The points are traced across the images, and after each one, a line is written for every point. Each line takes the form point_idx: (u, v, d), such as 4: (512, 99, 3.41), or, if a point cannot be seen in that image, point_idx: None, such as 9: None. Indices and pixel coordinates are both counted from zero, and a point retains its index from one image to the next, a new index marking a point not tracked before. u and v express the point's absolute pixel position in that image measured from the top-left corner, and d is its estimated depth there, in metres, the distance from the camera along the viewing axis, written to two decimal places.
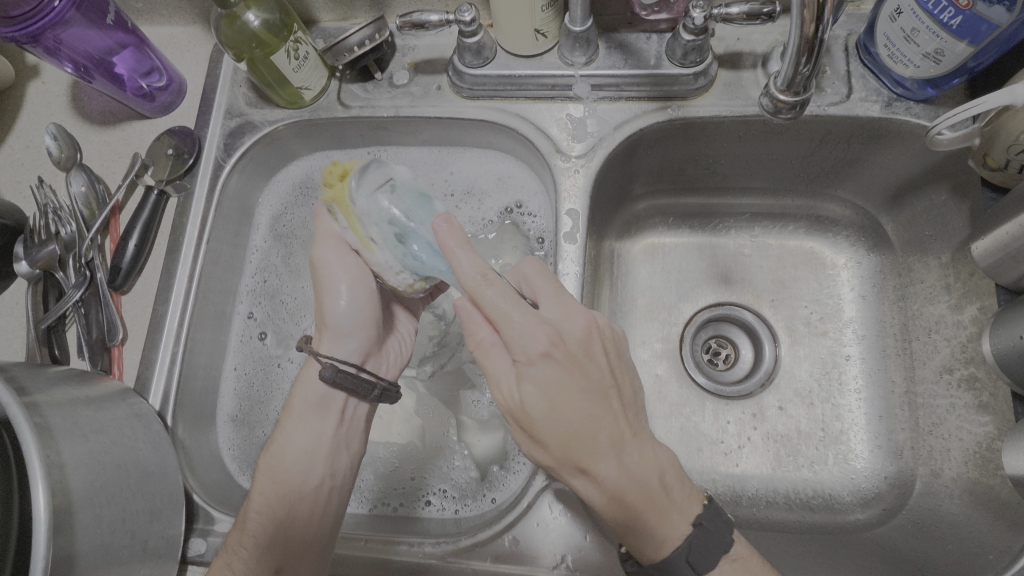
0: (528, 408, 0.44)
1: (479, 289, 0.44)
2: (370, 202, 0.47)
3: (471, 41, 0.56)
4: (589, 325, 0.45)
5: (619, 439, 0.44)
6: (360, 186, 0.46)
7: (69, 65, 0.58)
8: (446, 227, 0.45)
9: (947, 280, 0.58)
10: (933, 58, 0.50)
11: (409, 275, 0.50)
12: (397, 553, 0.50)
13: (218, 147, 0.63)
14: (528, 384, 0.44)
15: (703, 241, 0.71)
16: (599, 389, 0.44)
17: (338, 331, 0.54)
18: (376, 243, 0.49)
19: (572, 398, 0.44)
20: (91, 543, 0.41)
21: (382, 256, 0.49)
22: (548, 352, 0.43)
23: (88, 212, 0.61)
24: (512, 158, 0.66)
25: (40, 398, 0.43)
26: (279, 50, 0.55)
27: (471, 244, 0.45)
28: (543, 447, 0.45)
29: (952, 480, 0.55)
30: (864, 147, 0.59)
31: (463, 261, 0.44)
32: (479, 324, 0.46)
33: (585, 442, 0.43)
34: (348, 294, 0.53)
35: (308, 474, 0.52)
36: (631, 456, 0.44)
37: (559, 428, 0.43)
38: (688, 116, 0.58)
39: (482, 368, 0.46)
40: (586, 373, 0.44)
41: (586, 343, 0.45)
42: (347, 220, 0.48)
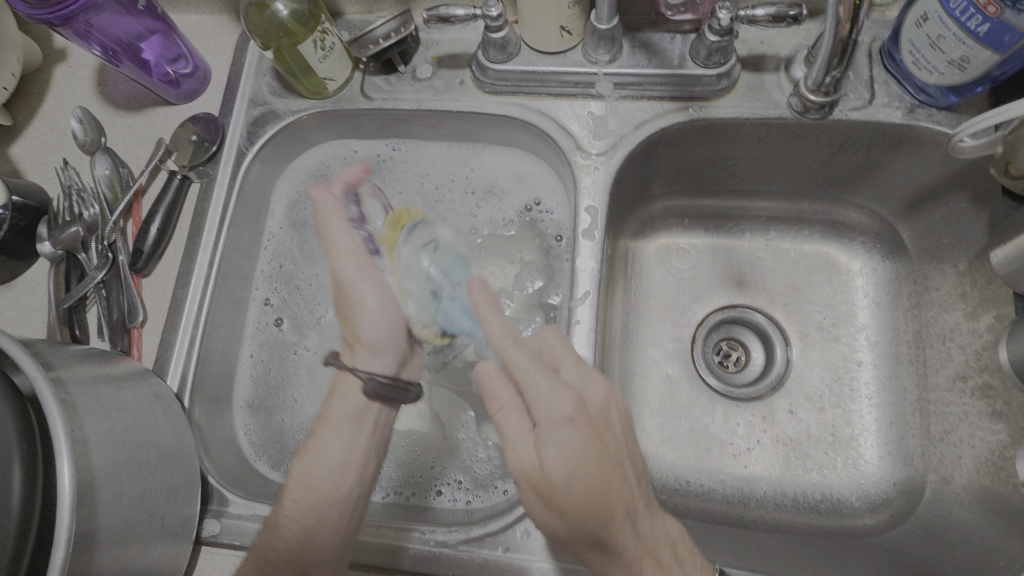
0: (549, 474, 0.43)
1: (507, 351, 0.47)
2: (413, 256, 0.54)
3: (497, 37, 0.57)
4: (608, 393, 0.48)
5: (634, 512, 0.45)
6: (408, 241, 0.54)
7: (98, 49, 0.59)
8: (479, 289, 0.49)
9: (963, 287, 0.58)
10: (958, 65, 0.50)
11: (433, 330, 0.56)
12: (410, 541, 0.51)
13: (241, 135, 0.63)
14: (550, 449, 0.44)
15: (717, 243, 0.71)
16: (618, 457, 0.46)
17: (371, 347, 0.55)
18: (411, 296, 0.54)
19: (594, 468, 0.44)
20: (112, 518, 0.42)
21: (413, 307, 0.55)
22: (572, 419, 0.45)
23: (111, 195, 0.62)
24: (531, 155, 0.66)
25: (64, 374, 0.44)
26: (305, 40, 0.56)
27: (501, 308, 0.48)
28: (561, 518, 0.44)
29: (963, 487, 0.55)
30: (884, 153, 0.60)
31: (494, 323, 0.47)
32: (501, 387, 0.47)
33: (606, 515, 0.44)
34: (372, 306, 0.54)
35: (340, 478, 0.52)
36: (646, 529, 0.45)
37: (580, 494, 0.43)
38: (710, 116, 0.58)
39: (500, 433, 0.47)
40: (605, 438, 0.46)
41: (603, 411, 0.47)
42: (388, 268, 0.55)
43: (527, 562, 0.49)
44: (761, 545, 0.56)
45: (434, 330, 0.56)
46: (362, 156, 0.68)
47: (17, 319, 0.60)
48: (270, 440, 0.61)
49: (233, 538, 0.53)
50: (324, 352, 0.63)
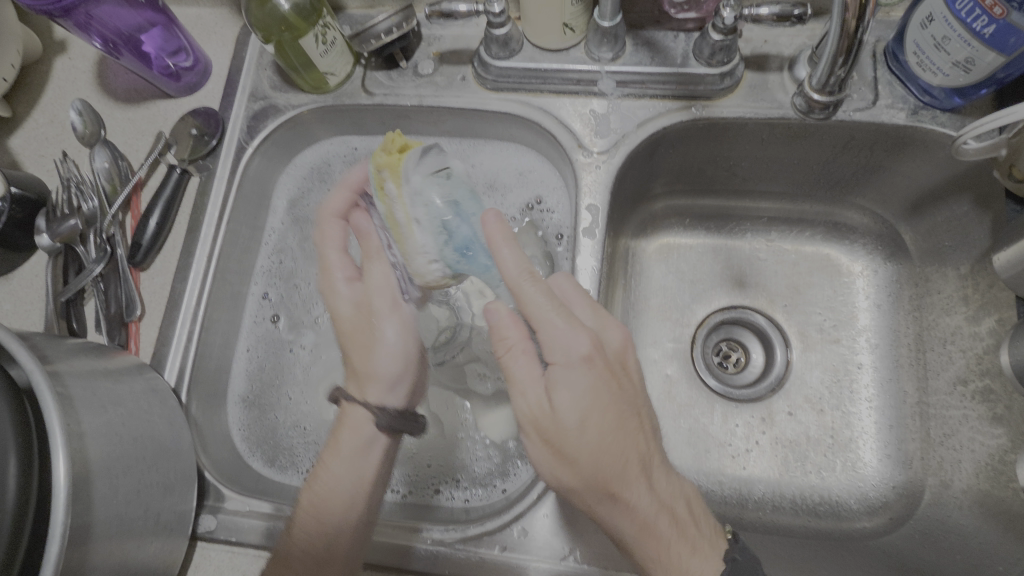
0: (560, 416, 0.43)
1: (521, 286, 0.45)
2: (423, 182, 0.45)
3: (499, 33, 0.56)
4: (624, 338, 0.48)
5: (648, 462, 0.45)
6: (418, 166, 0.44)
7: (98, 41, 0.60)
8: (495, 221, 0.46)
9: (965, 291, 0.58)
10: (963, 67, 0.50)
11: (438, 270, 0.48)
12: (418, 540, 0.50)
13: (241, 129, 0.63)
14: (562, 391, 0.43)
15: (718, 243, 0.71)
16: (631, 404, 0.46)
17: (383, 380, 0.52)
18: (418, 224, 0.45)
19: (607, 414, 0.44)
20: (107, 513, 0.42)
21: (420, 239, 0.46)
22: (588, 358, 0.44)
23: (110, 187, 0.62)
24: (533, 153, 0.66)
25: (61, 367, 0.44)
26: (307, 34, 0.55)
27: (517, 241, 0.45)
28: (571, 464, 0.44)
29: (962, 491, 0.55)
30: (887, 155, 0.59)
31: (507, 256, 0.45)
32: (511, 328, 0.46)
33: (618, 464, 0.44)
34: (395, 333, 0.52)
35: (350, 517, 0.50)
36: (657, 480, 0.45)
37: (593, 439, 0.43)
38: (713, 116, 0.58)
39: (507, 374, 0.46)
40: (620, 382, 0.46)
41: (619, 355, 0.47)
42: (391, 194, 0.45)
43: (524, 562, 0.49)
44: (760, 546, 0.56)
45: (443, 272, 0.48)
46: (364, 153, 0.68)
47: (15, 311, 0.60)
48: (267, 435, 0.61)
49: (229, 534, 0.53)
50: (322, 349, 0.63)
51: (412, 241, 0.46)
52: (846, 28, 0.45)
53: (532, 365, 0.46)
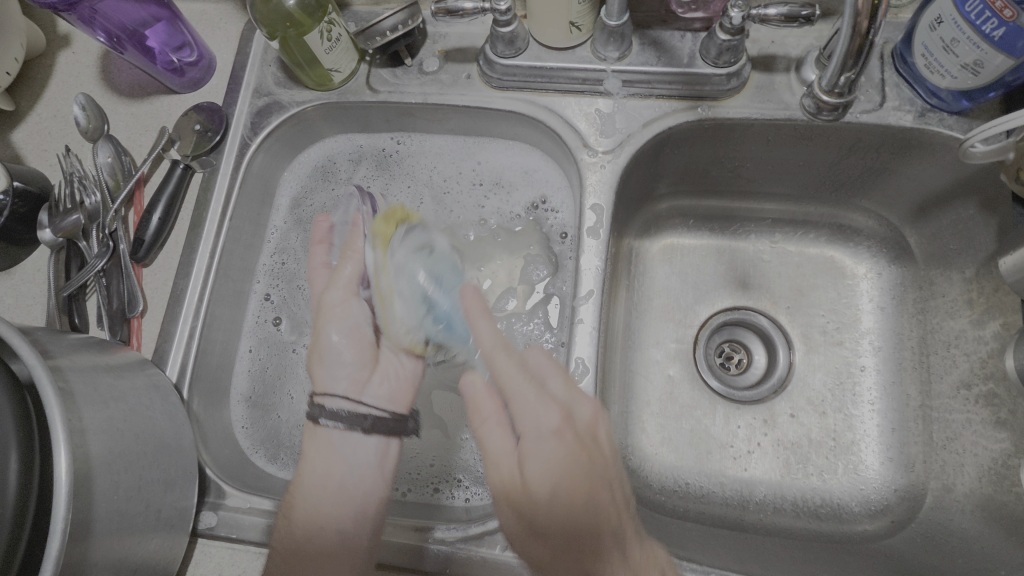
0: (531, 491, 0.44)
1: (494, 357, 0.48)
2: (408, 257, 0.53)
3: (505, 31, 0.56)
4: (595, 410, 0.49)
5: (621, 535, 0.45)
6: (403, 242, 0.53)
7: (102, 35, 0.59)
8: (472, 294, 0.51)
9: (970, 294, 0.57)
10: (972, 69, 0.49)
11: (418, 337, 0.54)
12: (430, 539, 0.50)
13: (245, 125, 0.63)
14: (533, 462, 0.45)
15: (722, 244, 0.71)
16: (603, 475, 0.46)
17: (328, 366, 0.55)
18: (399, 295, 0.52)
19: (579, 487, 0.44)
20: (107, 509, 0.41)
21: (400, 309, 0.53)
22: (557, 431, 0.46)
23: (113, 182, 0.61)
24: (538, 151, 0.65)
25: (63, 363, 0.43)
26: (312, 30, 0.55)
27: (491, 315, 0.50)
28: (541, 537, 0.44)
29: (964, 495, 0.55)
30: (893, 157, 0.59)
31: (483, 327, 0.49)
32: (486, 400, 0.48)
33: (591, 537, 0.44)
34: (343, 330, 0.55)
35: (319, 527, 0.48)
36: (634, 554, 0.45)
37: (563, 512, 0.44)
38: (718, 116, 0.58)
39: (480, 447, 0.48)
40: (592, 452, 0.46)
41: (591, 426, 0.48)
42: (379, 263, 0.53)
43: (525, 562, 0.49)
44: (760, 548, 0.56)
45: (419, 337, 0.54)
46: (369, 151, 0.68)
47: (16, 305, 0.60)
48: (269, 432, 0.61)
49: (230, 531, 0.53)
50: None
51: (393, 310, 0.53)
52: (857, 29, 0.45)
53: (504, 436, 0.47)
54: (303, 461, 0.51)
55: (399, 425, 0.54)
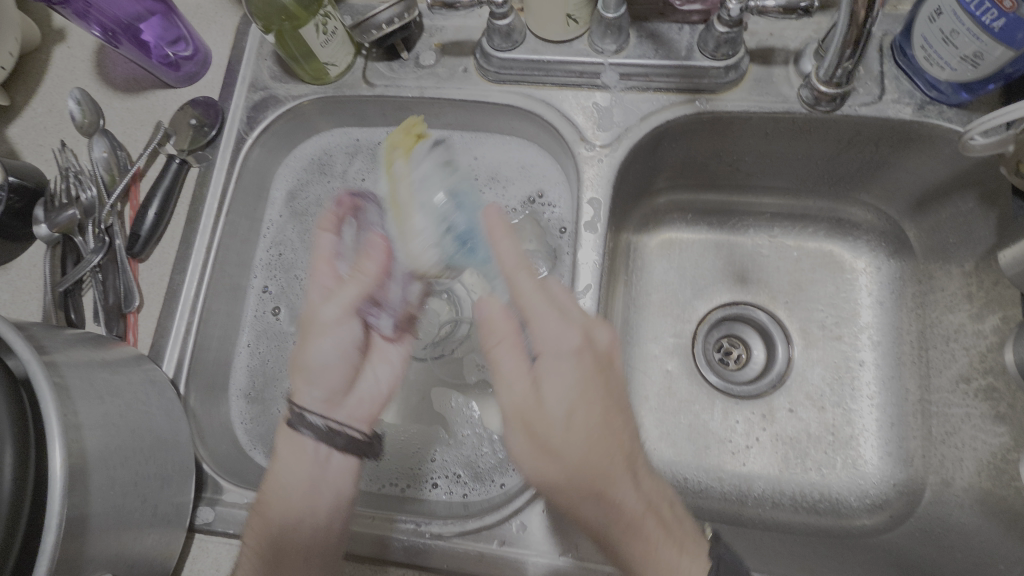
0: (547, 409, 0.43)
1: (517, 276, 0.46)
2: (432, 169, 0.48)
3: (502, 24, 0.56)
4: (613, 337, 0.48)
5: (633, 459, 0.45)
6: (428, 155, 0.48)
7: (97, 30, 0.59)
8: (496, 212, 0.47)
9: (969, 288, 0.57)
10: (971, 61, 0.49)
11: (435, 257, 0.48)
12: (398, 530, 0.51)
13: (240, 119, 0.63)
14: (551, 381, 0.44)
15: (721, 239, 0.70)
16: (617, 404, 0.45)
17: (308, 377, 0.51)
18: (419, 208, 0.47)
19: (593, 410, 0.44)
20: (103, 505, 0.41)
21: (419, 223, 0.47)
22: (577, 350, 0.45)
23: (109, 177, 0.61)
24: (536, 145, 0.65)
25: (58, 358, 0.43)
26: (307, 23, 0.55)
27: (515, 235, 0.47)
28: (554, 459, 0.43)
29: (963, 490, 0.55)
30: (892, 150, 0.59)
31: (506, 246, 0.46)
32: (501, 321, 0.46)
33: (606, 459, 0.43)
34: (332, 346, 0.52)
35: (296, 522, 0.48)
36: (643, 479, 0.45)
37: (580, 432, 0.43)
38: (716, 109, 0.57)
39: (493, 369, 0.45)
40: (609, 376, 0.46)
41: (608, 352, 0.47)
42: (399, 175, 0.47)
43: (523, 557, 0.49)
44: (759, 543, 0.56)
45: (435, 258, 0.48)
46: (366, 145, 0.68)
47: (12, 301, 0.60)
48: (267, 428, 0.61)
49: (227, 526, 0.52)
50: None
51: (410, 224, 0.47)
52: (855, 17, 0.45)
53: (519, 359, 0.45)
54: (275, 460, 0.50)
55: (367, 446, 0.53)
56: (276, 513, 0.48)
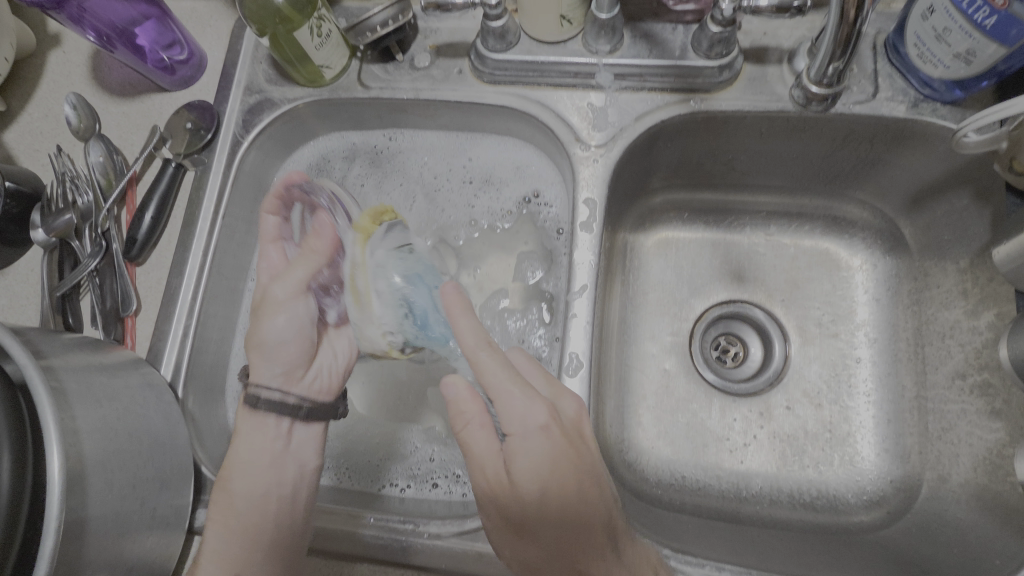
0: (519, 490, 0.44)
1: (478, 358, 0.47)
2: (387, 257, 0.52)
3: (496, 25, 0.56)
4: (579, 407, 0.48)
5: (613, 529, 0.45)
6: (383, 240, 0.52)
7: (92, 35, 0.59)
8: (453, 292, 0.49)
9: (964, 285, 0.57)
10: (964, 58, 0.49)
11: (397, 341, 0.52)
12: (364, 526, 0.51)
13: (236, 123, 0.63)
14: (522, 458, 0.45)
15: (717, 238, 0.71)
16: (592, 468, 0.46)
17: (264, 354, 0.55)
18: (377, 296, 0.51)
19: (568, 490, 0.45)
20: (102, 508, 0.42)
21: (377, 309, 0.51)
22: (544, 428, 0.45)
23: (105, 181, 0.61)
24: (531, 146, 0.65)
25: (55, 362, 0.43)
26: (301, 26, 0.55)
27: (474, 312, 0.49)
28: (535, 542, 0.45)
29: (960, 485, 0.55)
30: (886, 148, 0.59)
31: (466, 326, 0.48)
32: (468, 403, 0.47)
33: (583, 532, 0.45)
34: (287, 322, 0.55)
35: (263, 495, 0.51)
36: (627, 551, 0.45)
37: (554, 511, 0.44)
38: (710, 109, 0.57)
39: (466, 452, 0.47)
40: (580, 449, 0.46)
41: (575, 423, 0.48)
42: (357, 259, 0.52)
43: None
44: (757, 540, 0.56)
45: (397, 340, 0.52)
46: (362, 148, 0.68)
47: (10, 306, 0.60)
48: None
49: None
50: None
51: (370, 311, 0.51)
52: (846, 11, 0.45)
53: (489, 437, 0.47)
54: (236, 438, 0.53)
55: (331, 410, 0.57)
56: (243, 488, 0.51)
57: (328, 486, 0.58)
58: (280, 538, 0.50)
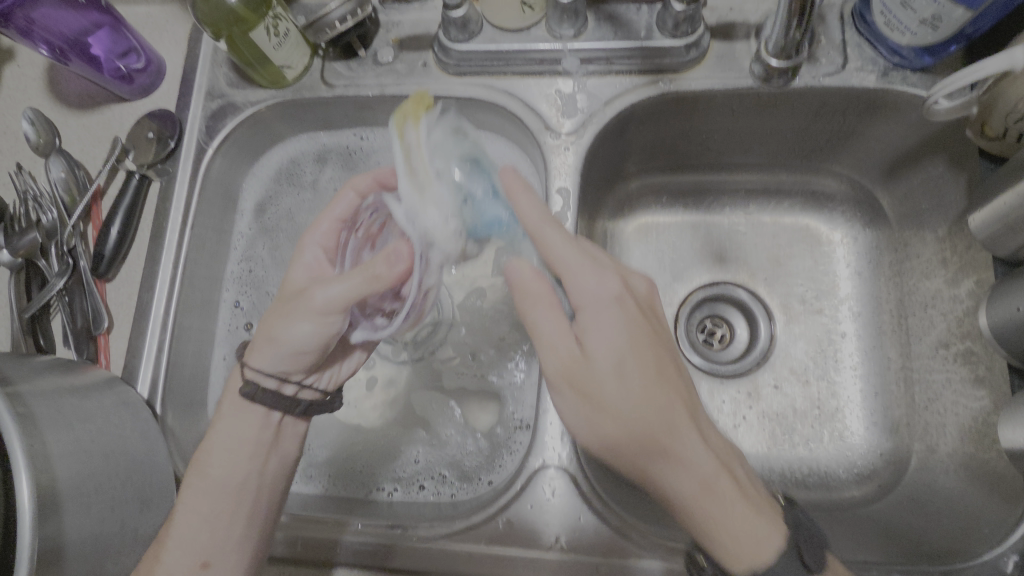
0: (594, 360, 0.42)
1: (542, 231, 0.45)
2: (442, 136, 0.49)
3: (456, 15, 0.55)
4: (649, 284, 0.47)
5: (694, 413, 0.43)
6: (434, 124, 0.49)
7: (44, 47, 0.58)
8: (511, 173, 0.47)
9: (944, 254, 0.57)
10: (930, 24, 0.49)
11: (455, 229, 0.46)
12: (325, 530, 0.51)
13: (199, 129, 0.61)
14: (593, 332, 0.43)
15: (697, 219, 0.70)
16: (667, 347, 0.45)
17: (275, 349, 0.48)
18: (434, 178, 0.46)
19: (642, 353, 0.43)
20: (78, 533, 0.41)
21: (438, 190, 0.46)
22: (619, 298, 0.44)
23: (69, 198, 0.59)
24: (502, 136, 0.64)
25: (23, 387, 0.43)
26: (257, 26, 0.53)
27: (533, 189, 0.47)
28: (608, 414, 0.42)
29: (948, 455, 0.55)
30: (859, 119, 0.58)
31: (523, 202, 0.46)
32: (535, 282, 0.45)
33: (662, 417, 0.42)
34: (308, 330, 0.47)
35: (241, 480, 0.49)
36: (708, 433, 0.44)
37: (634, 409, 0.42)
38: (680, 89, 0.56)
39: (532, 333, 0.44)
40: (651, 317, 0.45)
41: (647, 299, 0.47)
42: (409, 143, 0.45)
43: (510, 551, 0.49)
44: None
45: (455, 229, 0.46)
46: (333, 149, 0.67)
47: None
48: None
49: None
50: None
51: (428, 193, 0.45)
52: None
53: (556, 317, 0.44)
54: (218, 417, 0.50)
55: (330, 403, 0.53)
56: (218, 473, 0.48)
57: (317, 493, 0.57)
58: (258, 518, 0.49)
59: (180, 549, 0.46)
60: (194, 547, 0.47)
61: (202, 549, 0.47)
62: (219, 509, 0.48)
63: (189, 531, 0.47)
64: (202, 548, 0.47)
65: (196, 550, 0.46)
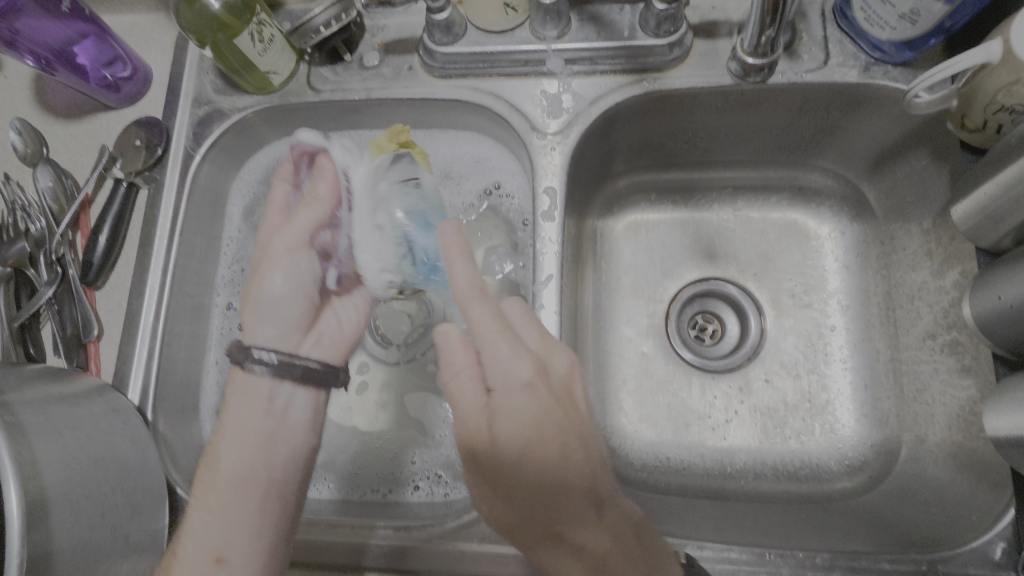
0: (499, 445, 0.43)
1: (469, 305, 0.46)
2: (390, 197, 0.48)
3: (440, 18, 0.55)
4: (570, 364, 0.47)
5: (595, 490, 0.44)
6: (387, 172, 0.49)
7: (30, 58, 0.58)
8: (453, 234, 0.48)
9: (929, 246, 0.57)
10: (909, 18, 0.49)
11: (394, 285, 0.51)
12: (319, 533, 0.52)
13: (187, 136, 0.61)
14: (503, 416, 0.43)
15: (685, 217, 0.70)
16: (579, 436, 0.45)
17: (260, 314, 0.53)
18: (377, 229, 0.48)
19: (548, 442, 0.43)
20: (69, 539, 0.41)
21: (376, 245, 0.49)
22: (529, 385, 0.44)
23: (57, 207, 0.60)
24: (489, 138, 0.64)
25: (12, 397, 0.43)
26: (241, 33, 0.53)
27: (471, 255, 0.47)
28: (506, 499, 0.44)
29: (937, 445, 0.55)
30: (842, 114, 0.59)
31: (460, 269, 0.47)
32: (460, 352, 0.47)
33: (557, 502, 0.44)
34: (283, 276, 0.53)
35: (250, 471, 0.49)
36: (608, 514, 0.44)
37: (531, 494, 0.43)
38: (664, 88, 0.57)
39: (450, 399, 0.47)
40: (567, 406, 0.45)
41: (563, 380, 0.47)
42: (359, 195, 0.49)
43: (503, 550, 0.49)
44: (741, 514, 0.57)
45: (395, 279, 0.50)
46: None
47: None
48: None
49: None
50: None
51: (369, 246, 0.49)
52: None
53: (476, 391, 0.46)
54: (226, 409, 0.51)
55: (332, 376, 0.54)
56: (229, 465, 0.49)
57: (312, 497, 0.58)
58: (270, 508, 0.48)
59: (192, 549, 0.45)
60: (206, 544, 0.46)
61: (213, 545, 0.46)
62: (230, 501, 0.47)
63: (205, 528, 0.47)
64: (215, 542, 0.46)
65: (207, 546, 0.46)
